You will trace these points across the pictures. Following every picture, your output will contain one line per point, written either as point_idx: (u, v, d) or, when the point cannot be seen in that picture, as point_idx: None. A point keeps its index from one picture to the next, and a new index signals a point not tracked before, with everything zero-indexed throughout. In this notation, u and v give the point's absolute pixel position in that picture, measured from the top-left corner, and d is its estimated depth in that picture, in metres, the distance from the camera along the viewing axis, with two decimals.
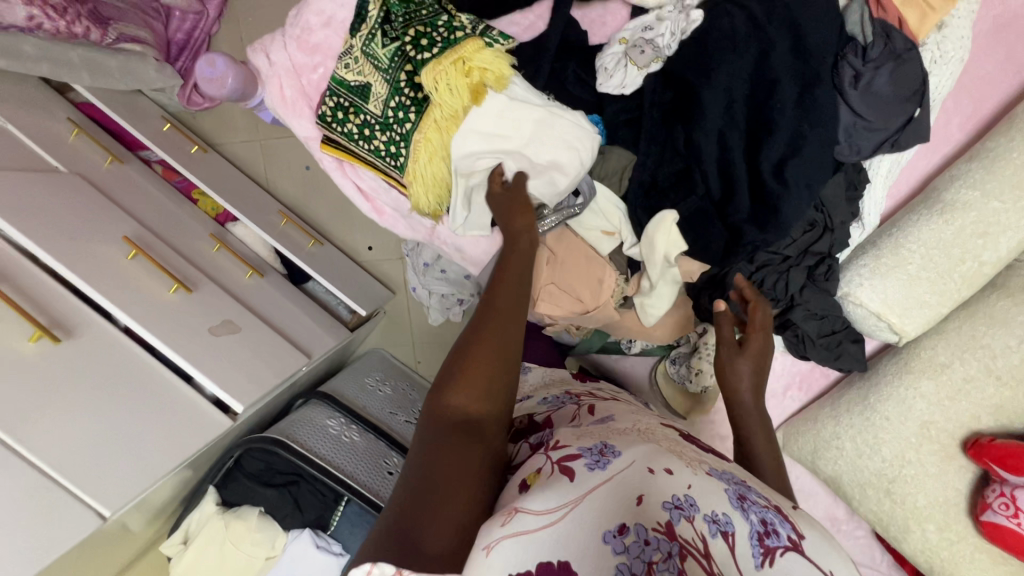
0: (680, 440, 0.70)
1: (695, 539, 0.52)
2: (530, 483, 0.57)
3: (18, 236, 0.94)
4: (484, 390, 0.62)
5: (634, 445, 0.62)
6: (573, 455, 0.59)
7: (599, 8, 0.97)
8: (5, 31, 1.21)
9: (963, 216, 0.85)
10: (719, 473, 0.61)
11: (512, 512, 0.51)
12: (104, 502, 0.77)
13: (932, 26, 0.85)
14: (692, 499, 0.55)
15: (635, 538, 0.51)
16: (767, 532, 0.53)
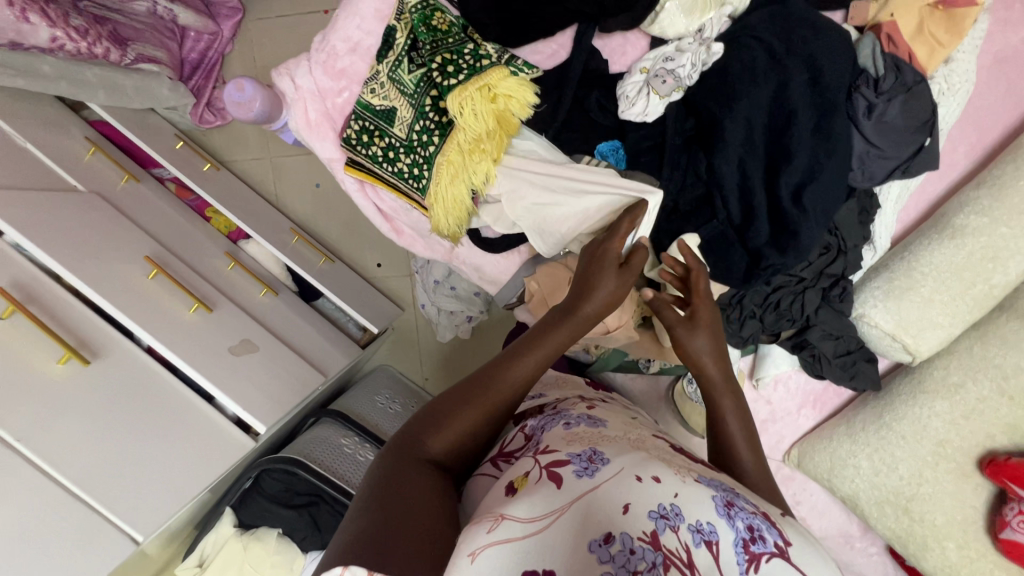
0: (670, 451, 0.70)
1: (680, 548, 0.51)
2: (518, 489, 0.60)
3: (43, 256, 0.94)
4: (460, 438, 0.67)
5: (624, 452, 0.63)
6: (563, 461, 0.61)
7: (619, 38, 0.99)
8: (27, 52, 1.25)
9: (973, 241, 0.89)
10: (707, 480, 0.61)
11: (498, 521, 0.54)
12: (138, 528, 0.77)
13: (939, 61, 0.90)
14: (678, 509, 0.54)
15: (621, 548, 0.51)
16: (753, 539, 0.53)
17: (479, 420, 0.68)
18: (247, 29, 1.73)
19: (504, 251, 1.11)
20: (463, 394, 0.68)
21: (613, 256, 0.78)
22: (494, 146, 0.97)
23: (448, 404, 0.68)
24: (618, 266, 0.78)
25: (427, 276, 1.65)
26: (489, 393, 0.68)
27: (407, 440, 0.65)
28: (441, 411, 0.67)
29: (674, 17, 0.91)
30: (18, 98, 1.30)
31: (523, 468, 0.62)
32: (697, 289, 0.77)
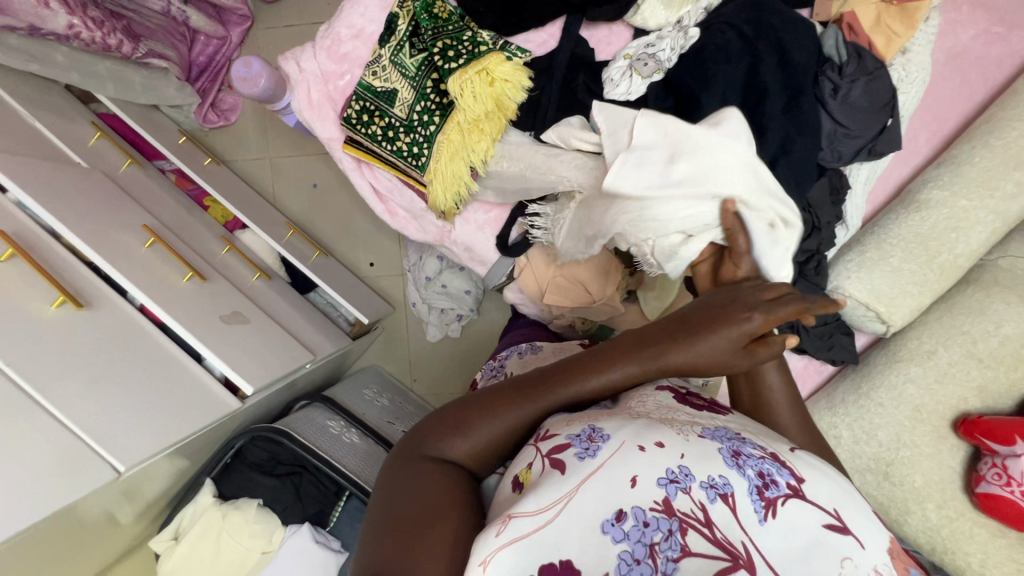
0: (674, 402, 0.63)
1: (695, 508, 0.52)
2: (524, 484, 0.58)
3: (44, 214, 0.97)
4: (480, 448, 0.62)
5: (624, 419, 0.59)
6: (563, 445, 0.57)
7: (605, 30, 1.07)
8: (43, 38, 1.32)
9: (936, 213, 0.94)
10: (711, 431, 0.58)
11: (506, 522, 0.52)
12: (121, 457, 0.76)
13: (896, 50, 0.98)
14: (686, 469, 0.53)
15: (634, 523, 0.51)
16: (766, 485, 0.53)
17: (510, 429, 0.63)
18: (255, 36, 1.81)
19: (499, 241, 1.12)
20: (493, 401, 0.63)
21: (751, 329, 0.59)
22: (493, 127, 1.02)
23: (467, 411, 0.63)
24: (747, 341, 0.60)
25: (418, 272, 1.68)
26: (525, 407, 0.62)
27: (426, 441, 0.62)
28: (466, 414, 0.62)
29: (655, 8, 1.01)
30: (31, 83, 1.36)
31: (526, 459, 0.59)
32: (736, 247, 0.71)
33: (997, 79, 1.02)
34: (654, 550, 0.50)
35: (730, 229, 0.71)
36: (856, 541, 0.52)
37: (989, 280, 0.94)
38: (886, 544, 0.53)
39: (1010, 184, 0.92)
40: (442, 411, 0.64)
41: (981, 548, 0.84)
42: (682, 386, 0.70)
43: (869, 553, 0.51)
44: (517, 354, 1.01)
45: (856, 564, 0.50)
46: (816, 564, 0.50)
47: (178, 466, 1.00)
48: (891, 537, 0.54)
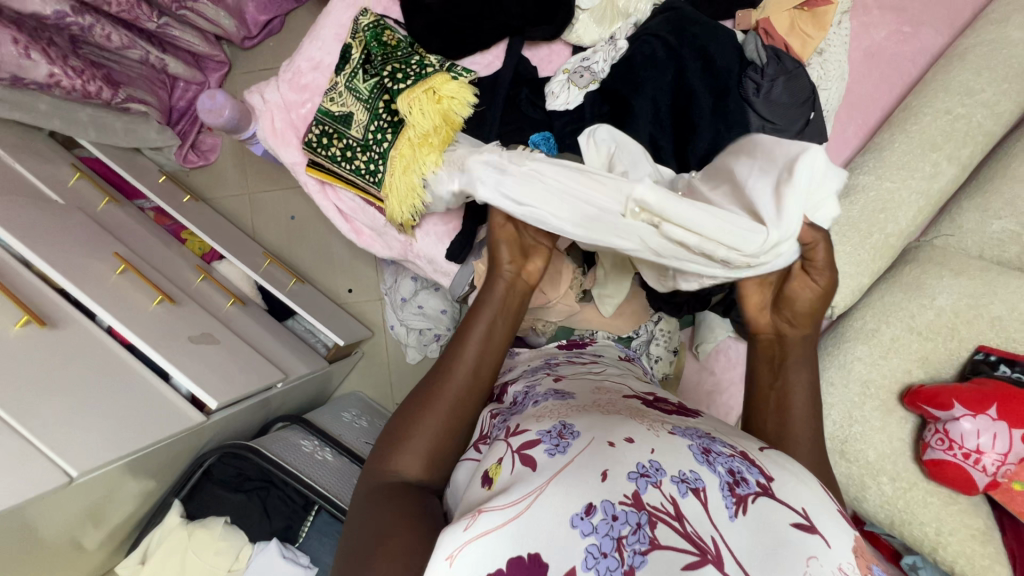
0: (641, 406, 0.64)
1: (665, 502, 0.48)
2: (494, 480, 0.55)
3: (16, 244, 1.01)
4: (425, 454, 0.62)
5: (594, 416, 0.59)
6: (533, 442, 0.56)
7: (545, 49, 1.17)
8: (26, 89, 1.40)
9: (864, 196, 0.99)
10: (682, 430, 0.57)
11: (476, 515, 0.50)
12: (73, 461, 0.77)
13: (812, 50, 1.05)
14: (657, 464, 0.51)
15: (604, 516, 0.47)
16: (736, 482, 0.51)
17: (445, 427, 0.63)
18: (232, 80, 1.91)
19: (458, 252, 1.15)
20: (412, 413, 0.64)
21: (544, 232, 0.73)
22: (441, 139, 1.05)
23: (401, 426, 0.64)
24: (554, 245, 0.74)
25: (395, 294, 1.71)
26: (439, 396, 0.64)
27: (373, 475, 0.62)
28: (399, 429, 0.64)
29: (587, 25, 1.12)
30: (15, 130, 1.43)
31: (495, 455, 0.57)
32: (813, 261, 0.62)
33: (911, 73, 1.09)
34: (621, 543, 0.46)
35: (807, 243, 0.61)
36: (823, 540, 0.48)
37: (925, 257, 0.98)
38: (851, 543, 0.50)
39: (929, 165, 0.98)
40: (382, 436, 0.65)
41: (934, 516, 0.85)
42: (650, 395, 0.70)
43: (837, 552, 0.48)
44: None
45: (823, 563, 0.47)
46: (784, 557, 0.46)
47: (145, 488, 1.00)
48: (857, 538, 0.51)
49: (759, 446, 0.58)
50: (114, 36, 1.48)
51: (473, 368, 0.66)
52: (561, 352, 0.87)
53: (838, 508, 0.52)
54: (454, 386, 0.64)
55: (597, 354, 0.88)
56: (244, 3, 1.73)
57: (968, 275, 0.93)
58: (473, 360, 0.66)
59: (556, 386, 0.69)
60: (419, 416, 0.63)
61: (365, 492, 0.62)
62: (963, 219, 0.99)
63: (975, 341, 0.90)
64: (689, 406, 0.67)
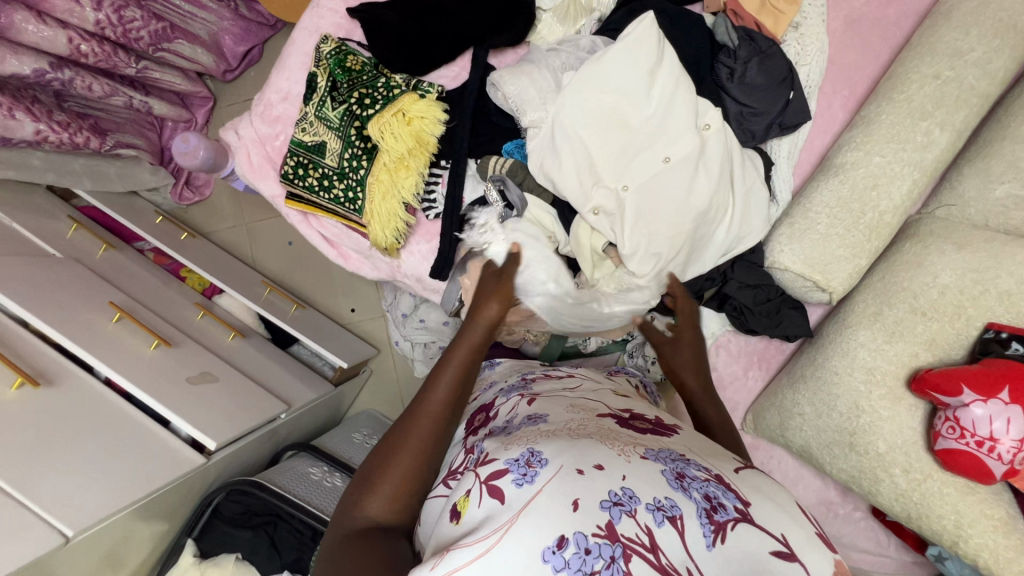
0: (615, 427, 0.59)
1: (639, 532, 0.45)
2: (463, 514, 0.51)
3: (13, 305, 1.04)
4: (399, 497, 0.57)
5: (569, 440, 0.53)
6: (500, 471, 0.51)
7: (511, 55, 1.14)
8: (17, 147, 1.43)
9: (854, 174, 0.94)
10: (654, 452, 0.53)
11: (442, 554, 0.46)
12: (70, 521, 0.78)
13: (786, 26, 1.00)
14: (630, 491, 0.47)
15: (575, 550, 0.43)
16: (714, 508, 0.47)
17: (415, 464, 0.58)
18: (218, 114, 1.93)
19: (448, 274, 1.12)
20: (385, 448, 0.60)
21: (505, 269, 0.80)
22: (418, 161, 1.08)
23: (376, 461, 0.59)
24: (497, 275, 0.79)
25: (396, 311, 1.68)
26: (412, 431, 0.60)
27: (341, 515, 0.57)
28: (372, 470, 0.59)
29: (551, 26, 1.10)
30: (11, 189, 1.48)
31: (464, 486, 0.53)
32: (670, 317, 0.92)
33: (897, 37, 1.03)
34: None
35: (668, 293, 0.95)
36: (803, 567, 0.46)
37: (925, 233, 0.92)
38: (829, 568, 0.47)
39: (920, 135, 0.92)
40: (356, 473, 0.60)
41: (953, 507, 0.81)
42: (625, 411, 0.66)
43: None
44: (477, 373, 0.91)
45: None
46: None
47: (156, 532, 1.01)
48: (838, 560, 0.48)
49: (736, 466, 0.56)
50: (95, 86, 1.50)
51: (449, 402, 0.62)
52: (539, 368, 0.83)
53: (818, 533, 0.50)
54: (426, 421, 0.60)
55: (576, 368, 0.85)
56: (220, 36, 1.73)
57: (972, 248, 0.87)
58: (449, 394, 0.63)
59: (531, 411, 0.65)
60: (392, 451, 0.59)
61: (332, 529, 0.57)
62: (963, 188, 0.93)
63: (984, 318, 0.84)
64: (666, 422, 0.64)
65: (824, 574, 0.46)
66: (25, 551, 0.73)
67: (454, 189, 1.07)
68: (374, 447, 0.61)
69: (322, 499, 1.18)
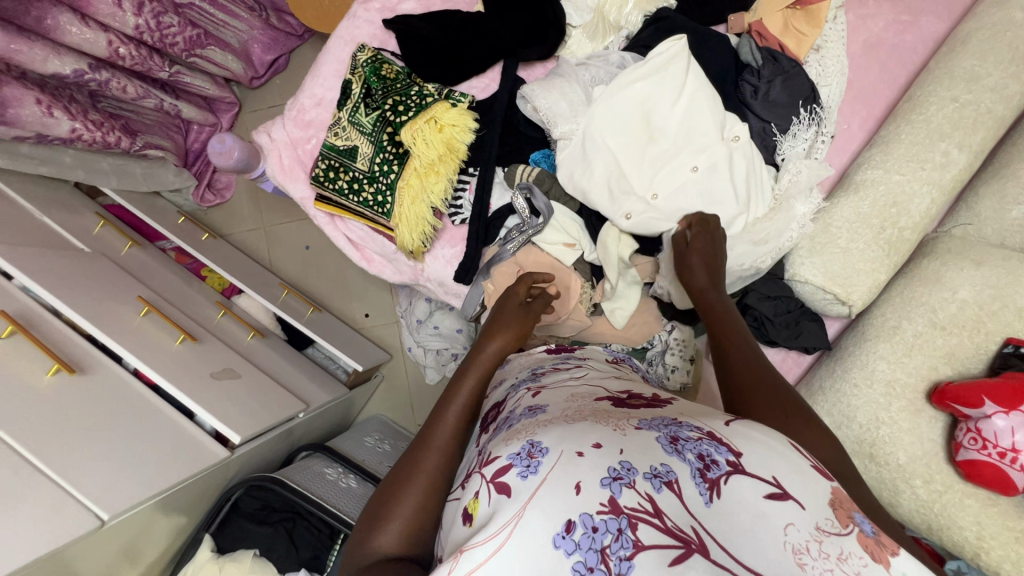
0: (610, 408, 0.60)
1: (642, 501, 0.46)
2: (474, 516, 0.51)
3: (47, 296, 1.06)
4: (412, 523, 0.57)
5: (566, 425, 0.54)
6: (505, 467, 0.52)
7: (540, 68, 1.18)
8: (51, 144, 1.47)
9: (874, 192, 0.97)
10: (648, 422, 0.55)
11: (456, 557, 0.46)
12: (104, 505, 0.79)
13: (808, 48, 1.04)
14: (628, 463, 0.48)
15: (584, 530, 0.44)
16: (707, 466, 0.49)
17: (428, 490, 0.58)
18: (243, 119, 1.97)
19: (474, 279, 1.14)
20: (395, 480, 0.60)
21: (514, 300, 0.85)
22: (447, 167, 1.11)
23: (385, 496, 0.59)
24: (519, 305, 0.84)
25: (411, 316, 1.70)
26: (419, 464, 0.60)
27: (355, 555, 0.56)
28: (380, 504, 0.59)
29: (581, 43, 1.14)
30: (43, 186, 1.51)
31: (472, 489, 0.53)
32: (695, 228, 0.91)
33: (914, 62, 1.06)
34: (606, 555, 0.43)
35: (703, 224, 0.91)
36: (797, 504, 0.48)
37: (943, 250, 0.95)
38: (826, 497, 0.50)
39: (938, 155, 0.95)
40: (364, 512, 0.60)
41: (974, 519, 0.82)
42: (623, 393, 0.68)
43: (812, 512, 0.48)
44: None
45: (801, 529, 0.46)
46: (762, 538, 0.45)
47: (175, 524, 1.02)
48: (834, 488, 0.52)
49: (726, 420, 0.56)
50: (129, 88, 1.53)
51: (457, 429, 0.63)
52: (546, 360, 0.83)
53: (813, 466, 0.53)
54: (434, 454, 0.61)
55: (584, 359, 0.85)
56: (250, 44, 1.78)
57: (990, 265, 0.89)
58: (454, 428, 0.64)
59: (531, 403, 0.66)
60: (402, 482, 0.59)
61: (345, 571, 0.56)
62: (981, 207, 0.95)
63: (1002, 334, 0.86)
64: (661, 397, 0.65)
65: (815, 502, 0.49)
66: (59, 533, 0.74)
67: (482, 195, 1.11)
68: (382, 482, 0.61)
69: (340, 499, 1.18)
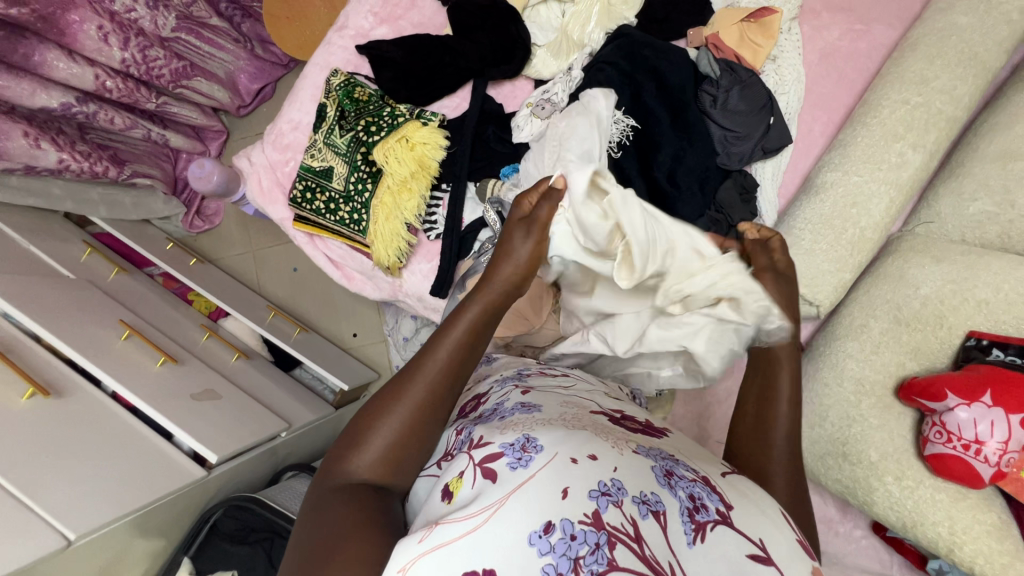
0: (607, 423, 0.57)
1: (625, 522, 0.45)
2: (454, 495, 0.50)
3: (28, 321, 1.08)
4: (394, 447, 0.55)
5: (567, 429, 0.52)
6: (495, 454, 0.50)
7: (509, 86, 1.21)
8: (40, 175, 1.51)
9: (834, 193, 0.99)
10: (646, 450, 0.52)
11: (432, 528, 0.46)
12: (71, 524, 0.79)
13: (765, 58, 1.08)
14: (620, 483, 0.47)
15: (561, 534, 0.43)
16: (696, 508, 0.48)
17: (415, 417, 0.56)
18: (230, 146, 2.01)
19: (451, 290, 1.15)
20: (383, 400, 0.57)
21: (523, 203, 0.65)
22: (420, 185, 1.14)
23: (371, 414, 0.57)
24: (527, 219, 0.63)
25: (397, 335, 1.72)
26: (405, 394, 0.56)
27: (330, 469, 0.55)
28: (363, 423, 0.56)
29: (546, 60, 1.18)
30: (31, 216, 1.54)
31: (457, 467, 0.52)
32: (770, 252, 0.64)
33: (869, 69, 1.10)
34: (578, 564, 0.42)
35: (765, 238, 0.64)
36: (777, 572, 0.46)
37: (905, 248, 0.96)
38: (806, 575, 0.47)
39: (894, 155, 0.97)
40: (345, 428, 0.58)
41: (946, 514, 0.81)
42: (616, 411, 0.63)
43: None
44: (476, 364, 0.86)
45: None
46: None
47: (152, 547, 1.01)
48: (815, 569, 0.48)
49: (724, 471, 0.55)
50: (116, 119, 1.58)
51: (457, 357, 0.58)
52: (534, 364, 0.78)
53: (800, 541, 0.50)
54: (425, 379, 0.57)
55: (570, 368, 0.79)
56: (236, 74, 1.83)
57: (950, 261, 0.91)
58: (454, 354, 0.58)
59: (524, 399, 0.62)
60: (389, 407, 0.56)
61: (320, 483, 0.55)
62: (939, 206, 0.97)
63: (965, 327, 0.87)
64: (655, 424, 0.61)
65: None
66: (26, 552, 0.74)
67: (454, 211, 1.14)
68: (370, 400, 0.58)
69: None
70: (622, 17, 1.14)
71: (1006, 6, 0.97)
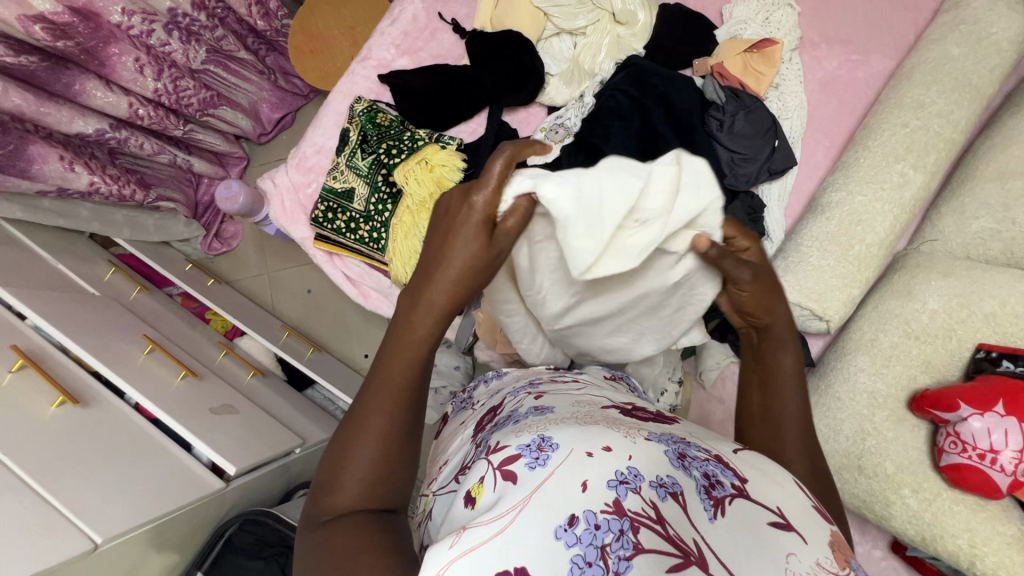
0: (618, 416, 0.58)
1: (646, 506, 0.45)
2: (477, 500, 0.50)
3: (57, 334, 1.11)
4: (370, 478, 0.51)
5: (580, 426, 0.53)
6: (513, 456, 0.51)
7: (523, 113, 1.28)
8: (71, 198, 1.57)
9: (838, 212, 1.02)
10: (657, 436, 0.53)
11: (460, 531, 0.45)
12: (98, 527, 0.80)
13: (768, 86, 1.14)
14: (636, 470, 0.48)
15: (587, 526, 0.44)
16: (712, 484, 0.48)
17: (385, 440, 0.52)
18: (251, 172, 2.08)
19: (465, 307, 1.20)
20: (347, 438, 0.52)
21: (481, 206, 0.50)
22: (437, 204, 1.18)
23: (337, 452, 0.52)
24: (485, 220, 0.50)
25: None
26: (368, 418, 0.52)
27: (311, 518, 0.51)
28: (334, 462, 0.52)
29: (559, 88, 1.24)
30: (59, 238, 1.60)
31: (477, 473, 0.52)
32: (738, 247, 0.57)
33: (868, 96, 1.15)
34: (606, 551, 0.43)
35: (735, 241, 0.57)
36: (799, 536, 0.46)
37: (912, 265, 0.99)
38: (825, 537, 0.47)
39: (896, 176, 1.01)
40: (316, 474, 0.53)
41: (965, 526, 0.82)
42: (629, 404, 0.65)
43: (813, 547, 0.46)
44: (484, 383, 0.87)
45: (802, 559, 0.44)
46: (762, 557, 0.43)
47: (168, 560, 1.01)
48: (834, 532, 0.49)
49: (735, 448, 0.55)
50: (146, 144, 1.65)
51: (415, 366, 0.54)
52: (544, 374, 0.80)
53: (814, 505, 0.50)
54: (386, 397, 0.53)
55: (580, 373, 0.80)
56: (260, 104, 1.91)
57: (956, 276, 0.93)
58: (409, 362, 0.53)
59: (536, 404, 0.63)
60: (356, 439, 0.52)
61: (303, 536, 0.50)
62: (942, 224, 1.01)
63: (974, 340, 0.89)
64: (666, 413, 0.63)
65: (818, 538, 0.47)
66: (54, 555, 0.75)
67: None
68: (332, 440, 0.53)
69: None
70: (631, 48, 1.21)
71: (995, 37, 1.02)
